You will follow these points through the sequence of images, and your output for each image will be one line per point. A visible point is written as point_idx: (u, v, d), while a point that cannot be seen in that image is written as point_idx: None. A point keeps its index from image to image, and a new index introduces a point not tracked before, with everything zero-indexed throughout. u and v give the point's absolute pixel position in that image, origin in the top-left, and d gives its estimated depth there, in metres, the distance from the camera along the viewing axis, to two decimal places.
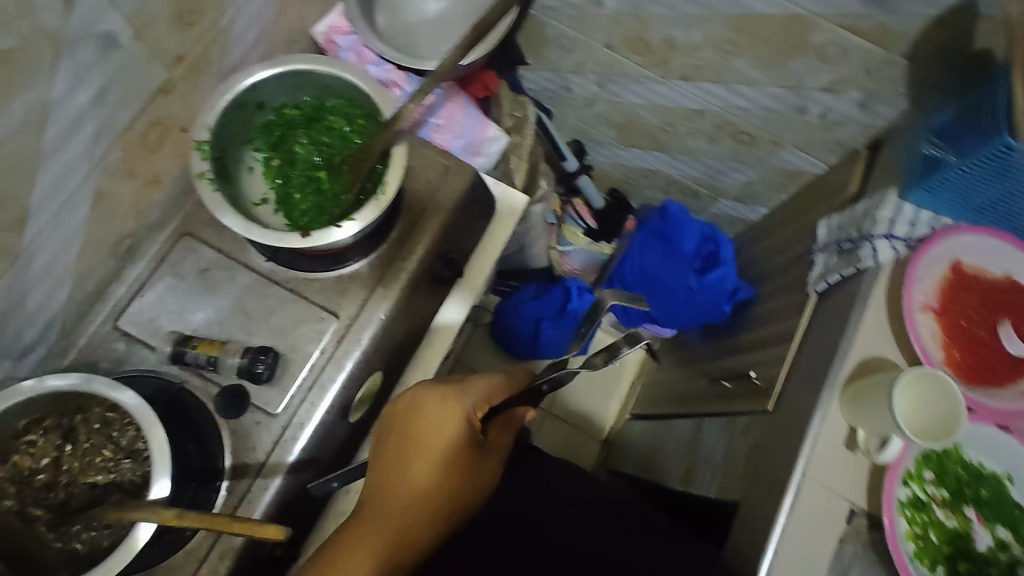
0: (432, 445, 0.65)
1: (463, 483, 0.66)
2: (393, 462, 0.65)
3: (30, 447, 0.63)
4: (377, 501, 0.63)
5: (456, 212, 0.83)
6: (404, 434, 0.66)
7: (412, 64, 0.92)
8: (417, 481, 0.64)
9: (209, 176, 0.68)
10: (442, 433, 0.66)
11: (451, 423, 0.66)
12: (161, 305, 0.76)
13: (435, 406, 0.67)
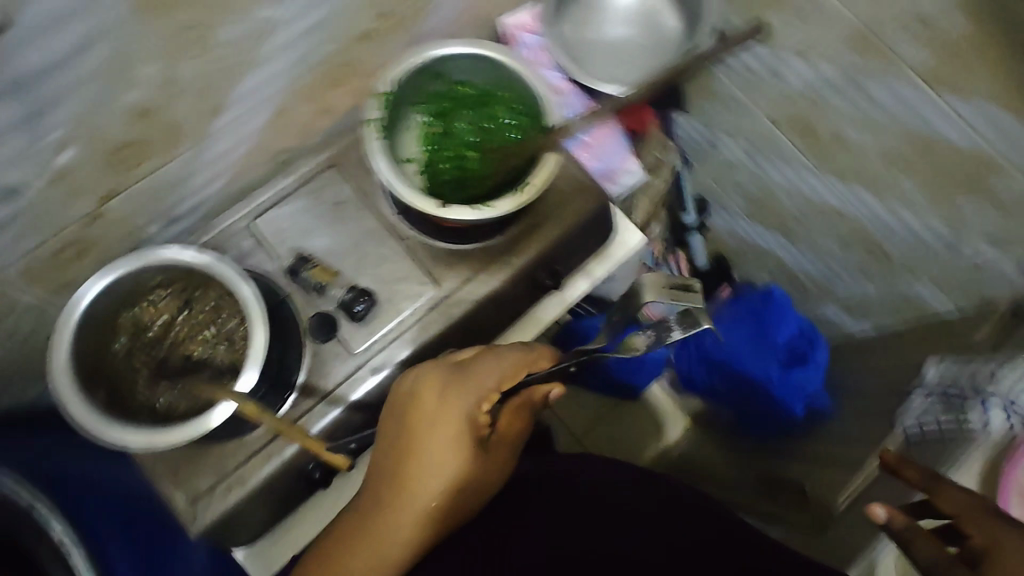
0: (434, 447, 0.66)
1: (470, 483, 0.67)
2: (397, 462, 0.67)
3: (153, 302, 0.71)
4: (387, 498, 0.66)
5: (576, 229, 0.85)
6: (409, 435, 0.68)
7: (588, 82, 0.92)
8: (423, 482, 0.66)
9: (375, 124, 0.74)
10: (444, 438, 0.67)
11: (451, 422, 0.67)
12: (293, 221, 0.82)
13: (436, 405, 0.68)
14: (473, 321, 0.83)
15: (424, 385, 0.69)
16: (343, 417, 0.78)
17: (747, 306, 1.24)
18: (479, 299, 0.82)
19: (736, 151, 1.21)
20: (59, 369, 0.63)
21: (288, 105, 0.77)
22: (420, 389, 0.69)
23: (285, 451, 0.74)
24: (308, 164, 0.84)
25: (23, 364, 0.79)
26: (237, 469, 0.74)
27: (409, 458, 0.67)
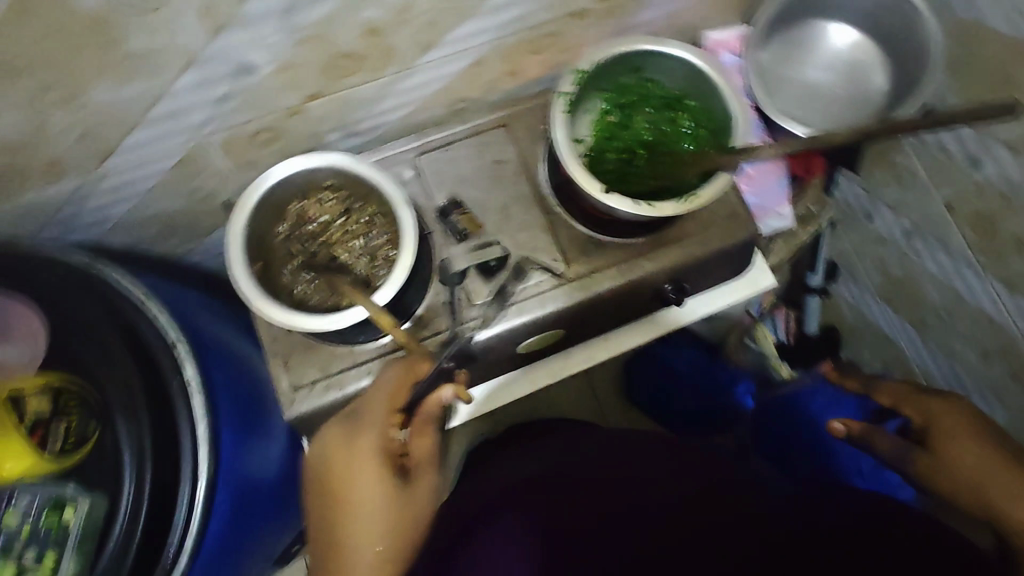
0: (359, 487, 0.68)
1: (399, 509, 0.69)
2: (337, 513, 0.69)
3: (320, 200, 0.76)
4: (340, 540, 0.69)
5: (716, 253, 0.85)
6: (334, 501, 0.70)
7: (765, 105, 0.90)
8: (365, 525, 0.68)
9: (567, 96, 0.75)
10: (366, 477, 0.68)
11: (368, 462, 0.68)
12: (453, 165, 0.85)
13: (352, 457, 0.69)
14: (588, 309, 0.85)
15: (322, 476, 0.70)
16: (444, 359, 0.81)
17: None
18: (603, 291, 0.83)
19: (892, 227, 1.15)
20: (235, 233, 0.70)
21: (489, 57, 0.80)
22: (327, 474, 0.69)
23: (387, 371, 0.78)
24: (483, 117, 0.87)
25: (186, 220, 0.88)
26: (339, 373, 0.78)
27: (344, 505, 0.69)
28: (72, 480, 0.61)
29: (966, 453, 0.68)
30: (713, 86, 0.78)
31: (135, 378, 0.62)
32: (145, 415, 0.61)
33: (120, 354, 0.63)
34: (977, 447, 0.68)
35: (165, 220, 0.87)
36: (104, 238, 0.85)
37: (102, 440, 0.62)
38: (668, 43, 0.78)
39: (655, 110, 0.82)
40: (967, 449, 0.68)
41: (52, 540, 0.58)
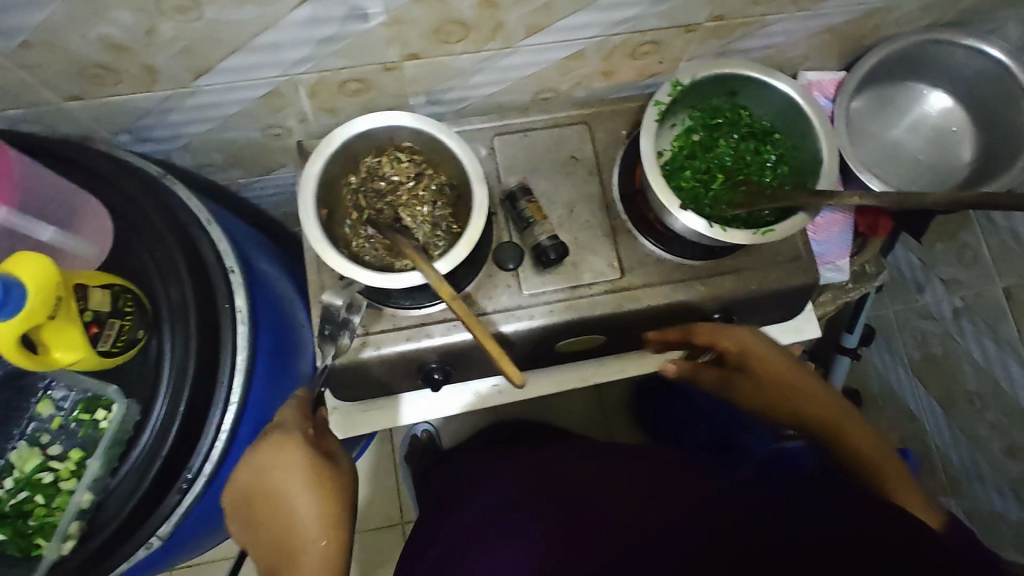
0: (289, 486, 0.64)
1: (337, 499, 0.65)
2: (279, 525, 0.64)
3: (395, 160, 0.76)
4: (291, 545, 0.63)
5: (772, 292, 0.84)
6: (270, 511, 0.66)
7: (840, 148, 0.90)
8: (306, 524, 0.63)
9: (660, 107, 0.74)
10: (290, 476, 0.64)
11: (292, 459, 0.65)
12: (528, 152, 0.85)
13: (276, 461, 0.64)
14: (633, 321, 0.83)
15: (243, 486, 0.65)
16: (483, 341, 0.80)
17: None
18: (653, 306, 0.82)
19: (942, 304, 1.14)
20: (310, 177, 0.70)
21: (590, 53, 0.80)
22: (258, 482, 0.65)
23: (426, 341, 0.78)
24: (567, 111, 0.87)
25: (254, 152, 0.88)
26: (378, 333, 0.77)
27: (282, 512, 0.64)
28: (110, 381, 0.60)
29: (778, 356, 0.79)
30: (807, 124, 0.76)
31: (189, 291, 0.62)
32: (193, 327, 0.61)
33: (178, 266, 0.63)
34: (794, 371, 0.78)
35: (233, 149, 0.87)
36: (170, 155, 0.85)
37: (146, 348, 0.61)
38: (772, 72, 0.76)
39: (740, 136, 0.81)
40: (824, 394, 0.77)
41: (83, 435, 0.58)
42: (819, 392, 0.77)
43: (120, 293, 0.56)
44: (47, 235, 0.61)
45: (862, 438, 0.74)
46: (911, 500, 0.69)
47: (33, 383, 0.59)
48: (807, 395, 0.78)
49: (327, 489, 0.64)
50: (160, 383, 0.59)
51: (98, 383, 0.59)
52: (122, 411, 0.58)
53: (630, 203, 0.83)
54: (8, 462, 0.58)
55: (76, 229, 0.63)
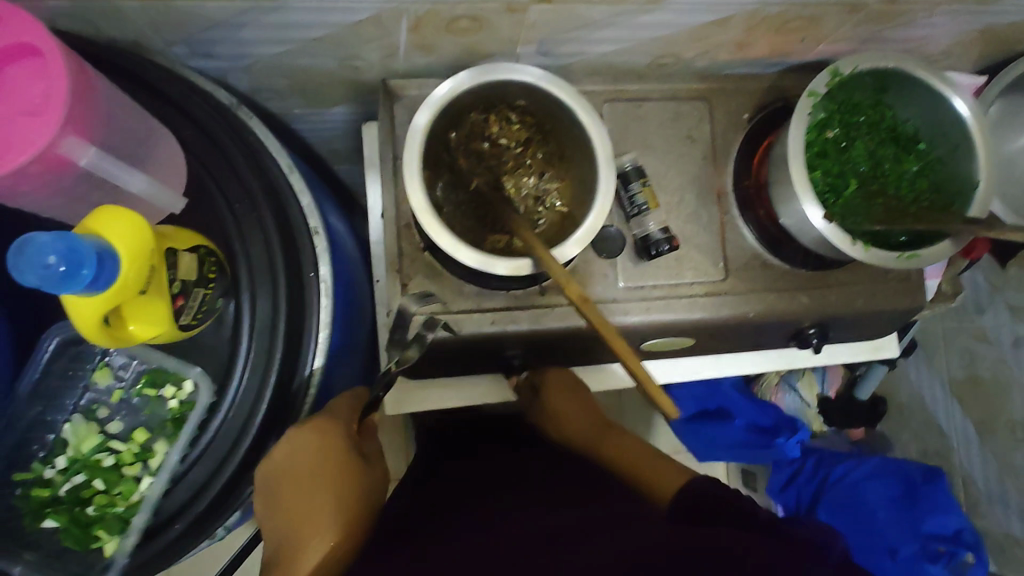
0: (319, 472, 0.55)
1: (359, 508, 0.56)
2: (286, 508, 0.54)
3: (504, 120, 0.66)
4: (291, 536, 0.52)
5: (874, 313, 0.79)
6: (291, 491, 0.54)
7: None
8: (317, 516, 0.53)
9: (816, 98, 0.66)
10: (319, 460, 0.55)
11: (326, 442, 0.56)
12: (639, 127, 0.76)
13: (313, 439, 0.55)
14: (730, 327, 0.77)
15: (271, 456, 0.54)
16: (571, 332, 0.73)
17: (904, 473, 1.12)
18: (754, 313, 0.76)
19: (1001, 328, 1.11)
20: (419, 129, 0.59)
21: (735, 22, 0.69)
22: (289, 450, 0.54)
23: (511, 327, 0.71)
24: (687, 83, 0.77)
25: (326, 85, 0.76)
26: (461, 312, 0.70)
27: (298, 496, 0.54)
28: (189, 359, 0.54)
29: (569, 382, 0.80)
30: (963, 138, 0.68)
31: (278, 255, 0.53)
32: (283, 297, 0.53)
33: (265, 224, 0.54)
34: (580, 394, 0.81)
35: (301, 77, 0.74)
36: (227, 75, 0.72)
37: (225, 318, 0.53)
38: (937, 73, 0.68)
39: (880, 140, 0.73)
40: (581, 409, 0.80)
41: (148, 413, 0.54)
42: (587, 411, 0.81)
43: (207, 257, 0.51)
44: (140, 186, 0.50)
45: (631, 450, 0.78)
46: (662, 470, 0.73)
47: (88, 351, 0.54)
48: (589, 412, 0.81)
49: (350, 491, 0.56)
50: (239, 362, 0.52)
51: (183, 363, 0.52)
52: (205, 397, 0.52)
53: (745, 197, 0.76)
54: (61, 438, 0.54)
55: (153, 176, 0.52)
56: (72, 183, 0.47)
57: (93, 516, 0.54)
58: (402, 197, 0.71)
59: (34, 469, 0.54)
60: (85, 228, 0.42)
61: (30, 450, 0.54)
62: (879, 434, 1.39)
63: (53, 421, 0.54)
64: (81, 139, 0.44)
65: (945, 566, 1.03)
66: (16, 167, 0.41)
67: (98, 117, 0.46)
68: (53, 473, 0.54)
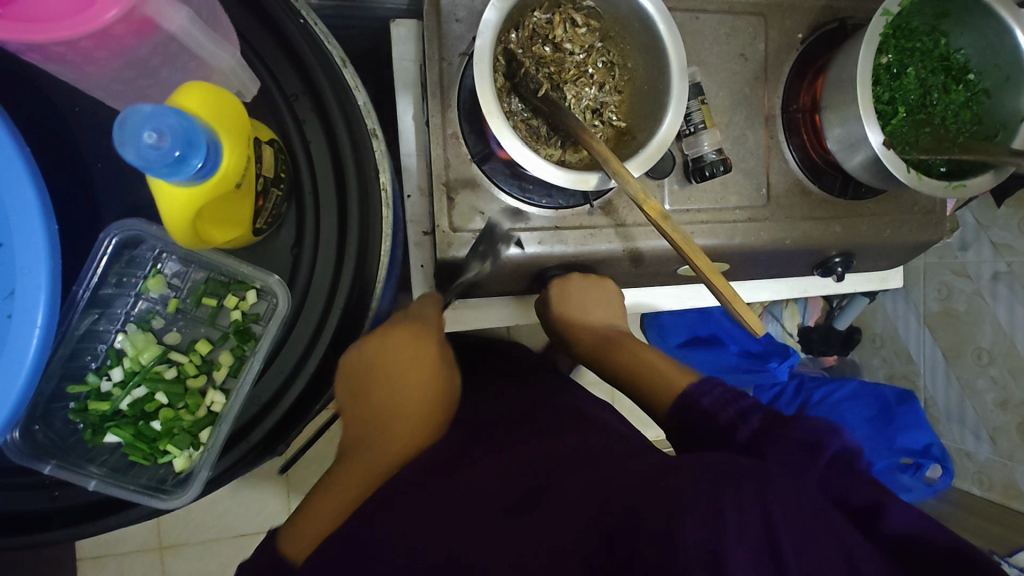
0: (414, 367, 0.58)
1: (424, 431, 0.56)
2: (371, 400, 0.56)
3: (570, 22, 0.62)
4: (374, 429, 0.55)
5: (896, 245, 0.81)
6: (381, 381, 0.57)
7: None
8: (402, 412, 0.56)
9: (888, 19, 0.64)
10: (408, 366, 0.57)
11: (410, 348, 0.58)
12: (694, 40, 0.72)
13: (393, 343, 0.58)
14: (765, 253, 0.78)
15: (358, 349, 0.57)
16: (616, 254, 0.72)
17: (879, 394, 1.20)
18: (790, 240, 0.77)
19: (982, 264, 1.17)
20: (488, 24, 0.55)
21: None
22: (376, 350, 0.57)
23: (558, 247, 0.69)
24: None
25: None
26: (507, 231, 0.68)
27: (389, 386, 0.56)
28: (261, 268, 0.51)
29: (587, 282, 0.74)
30: (1014, 70, 0.68)
31: (347, 163, 0.50)
32: (353, 207, 0.50)
33: (334, 128, 0.50)
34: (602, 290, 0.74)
35: None
36: None
37: (291, 223, 0.52)
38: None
39: (932, 68, 0.72)
40: (593, 312, 0.74)
41: (210, 324, 0.52)
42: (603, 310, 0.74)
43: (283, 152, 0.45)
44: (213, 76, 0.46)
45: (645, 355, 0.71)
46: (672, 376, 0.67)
47: (141, 256, 0.50)
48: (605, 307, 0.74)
49: (431, 398, 0.58)
50: (307, 271, 0.52)
51: (257, 270, 0.50)
52: (282, 308, 0.51)
53: (793, 122, 0.75)
54: (114, 349, 0.50)
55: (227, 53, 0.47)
56: (147, 54, 0.41)
57: (159, 430, 0.51)
58: (448, 105, 0.66)
59: (89, 381, 0.50)
60: (174, 105, 0.37)
61: (82, 361, 0.50)
62: (851, 361, 1.49)
63: (104, 331, 0.50)
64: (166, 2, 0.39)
65: (913, 476, 1.13)
66: (100, 25, 0.36)
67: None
68: (110, 386, 0.50)
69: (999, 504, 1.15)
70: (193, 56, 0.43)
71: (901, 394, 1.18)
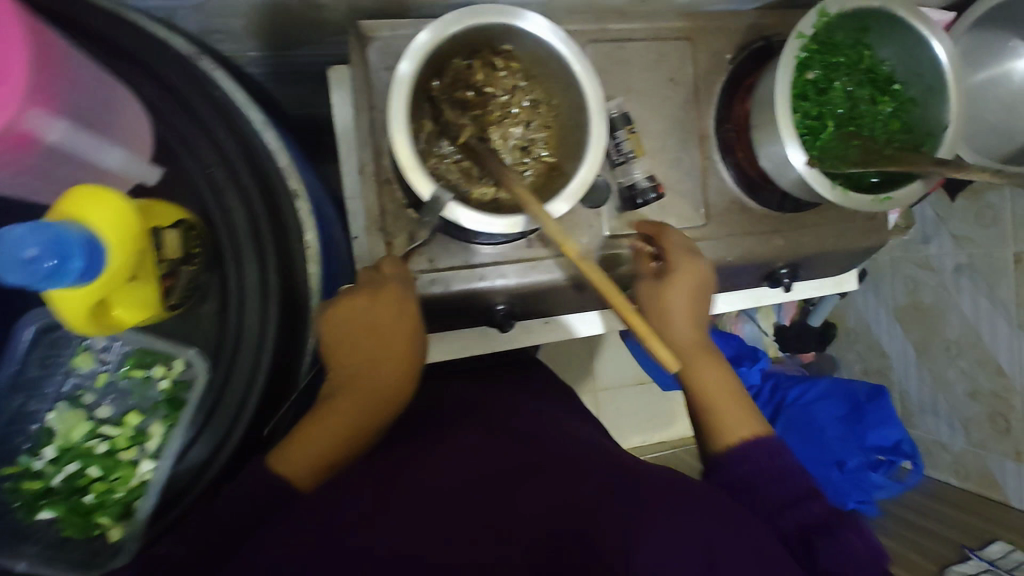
0: (388, 323, 0.56)
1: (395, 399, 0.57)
2: (361, 350, 0.56)
3: (490, 66, 0.64)
4: (357, 371, 0.56)
5: (840, 253, 0.83)
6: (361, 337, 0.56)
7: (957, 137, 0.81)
8: (381, 365, 0.56)
9: (803, 41, 0.65)
10: (399, 335, 0.57)
11: (406, 315, 0.57)
12: (622, 70, 0.73)
13: (389, 312, 0.56)
14: (709, 271, 0.79)
15: (352, 308, 0.56)
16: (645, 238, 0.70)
17: (849, 391, 1.21)
18: (732, 257, 0.78)
19: (944, 257, 1.18)
20: (402, 80, 0.57)
21: None
22: (374, 312, 0.56)
23: (500, 281, 0.71)
24: (669, 21, 0.74)
25: (286, 26, 0.69)
26: (448, 270, 0.69)
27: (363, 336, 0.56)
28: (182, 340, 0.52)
29: (667, 289, 0.65)
30: (936, 80, 0.69)
31: (265, 225, 0.51)
32: (272, 261, 0.51)
33: (250, 195, 0.51)
34: (693, 294, 0.65)
35: (257, 18, 0.66)
36: (173, 15, 0.63)
37: (214, 291, 0.52)
38: (917, 13, 0.68)
39: (860, 81, 0.73)
40: (677, 322, 0.64)
41: (137, 395, 0.52)
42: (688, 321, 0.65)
43: (190, 232, 0.49)
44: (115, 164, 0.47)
45: (715, 381, 0.62)
46: (735, 413, 0.60)
47: (64, 335, 0.51)
48: (695, 313, 0.65)
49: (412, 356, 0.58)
50: (231, 337, 0.50)
51: (176, 344, 0.51)
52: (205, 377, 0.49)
53: (727, 141, 0.76)
54: (46, 428, 0.50)
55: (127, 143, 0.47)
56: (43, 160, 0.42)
57: (92, 504, 0.50)
58: (381, 152, 0.67)
59: (21, 462, 0.50)
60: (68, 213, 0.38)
61: (15, 444, 0.50)
62: (828, 356, 1.50)
63: (34, 412, 0.51)
64: (46, 111, 0.40)
65: (884, 473, 1.14)
66: None
67: (65, 83, 0.41)
68: (43, 464, 0.50)
69: (975, 494, 1.16)
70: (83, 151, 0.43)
71: (871, 388, 1.20)
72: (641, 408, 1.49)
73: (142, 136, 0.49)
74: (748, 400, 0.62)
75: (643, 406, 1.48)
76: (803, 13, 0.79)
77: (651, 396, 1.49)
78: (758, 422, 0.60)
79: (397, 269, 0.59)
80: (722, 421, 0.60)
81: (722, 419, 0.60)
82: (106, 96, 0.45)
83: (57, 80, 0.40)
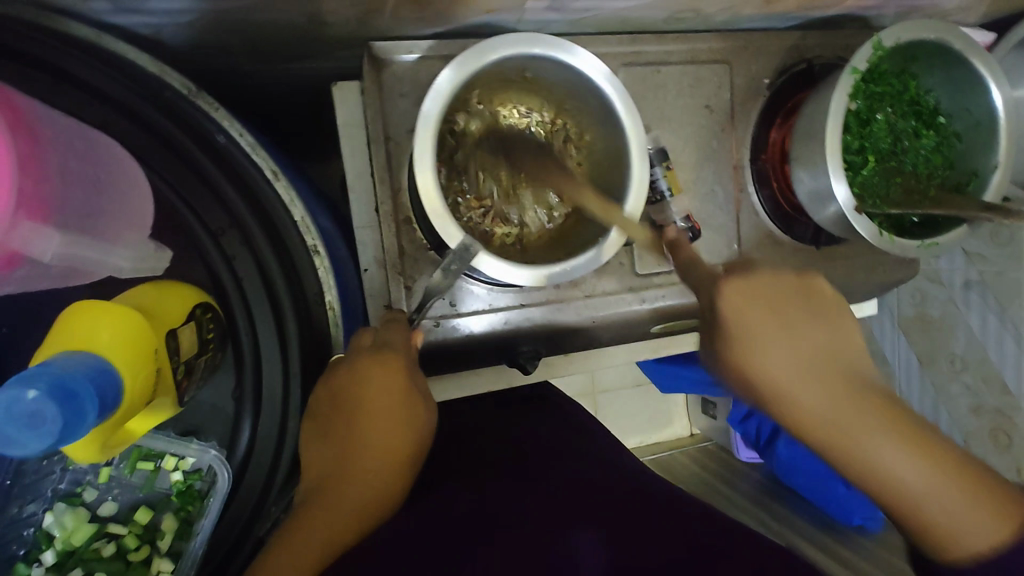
0: (381, 401, 0.46)
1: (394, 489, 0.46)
2: (357, 429, 0.46)
3: (523, 108, 0.62)
4: (344, 459, 0.45)
5: (869, 287, 0.80)
6: (346, 414, 0.45)
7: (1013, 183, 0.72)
8: (374, 444, 0.46)
9: (857, 76, 0.60)
10: (391, 422, 0.47)
11: (397, 392, 0.47)
12: (656, 96, 0.68)
13: (381, 384, 0.46)
14: None
15: (340, 389, 0.45)
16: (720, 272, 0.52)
17: None
18: None
19: (954, 271, 1.03)
20: (433, 120, 0.52)
21: None
22: (356, 384, 0.45)
23: (526, 325, 0.66)
24: (708, 43, 0.69)
25: (291, 44, 0.61)
26: (470, 314, 0.64)
27: (352, 418, 0.46)
28: (192, 428, 0.46)
29: (801, 388, 0.46)
30: (986, 116, 0.66)
31: (283, 294, 0.46)
32: (293, 327, 0.46)
33: (267, 261, 0.45)
34: (838, 393, 0.45)
35: (258, 35, 0.58)
36: (159, 32, 0.55)
37: (228, 368, 0.46)
38: (974, 48, 0.64)
39: (903, 112, 0.69)
40: (798, 387, 0.46)
41: (149, 490, 0.46)
42: (844, 400, 0.45)
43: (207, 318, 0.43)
44: (123, 258, 0.40)
45: (909, 462, 0.43)
46: (959, 495, 0.42)
47: None
48: (831, 367, 0.46)
49: (415, 424, 0.48)
50: (248, 428, 0.45)
51: (189, 443, 0.44)
52: (224, 485, 0.45)
53: (762, 172, 0.71)
54: (43, 531, 0.45)
55: (124, 226, 0.41)
56: (31, 272, 0.35)
57: None
58: (399, 188, 0.62)
59: (19, 571, 0.45)
60: (68, 331, 0.36)
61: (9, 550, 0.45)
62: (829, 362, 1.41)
63: (29, 515, 0.45)
64: (37, 223, 0.32)
65: None
66: None
67: (55, 180, 0.34)
68: (42, 572, 0.45)
69: None
70: (83, 257, 0.36)
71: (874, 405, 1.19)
72: (642, 411, 1.45)
73: (146, 201, 0.43)
74: (972, 467, 0.43)
75: (643, 410, 1.45)
76: (842, 35, 0.75)
77: (652, 401, 1.45)
78: (940, 471, 0.42)
79: (388, 335, 0.50)
80: (938, 511, 0.42)
81: (919, 500, 0.42)
82: (96, 177, 0.38)
83: (47, 182, 0.33)
